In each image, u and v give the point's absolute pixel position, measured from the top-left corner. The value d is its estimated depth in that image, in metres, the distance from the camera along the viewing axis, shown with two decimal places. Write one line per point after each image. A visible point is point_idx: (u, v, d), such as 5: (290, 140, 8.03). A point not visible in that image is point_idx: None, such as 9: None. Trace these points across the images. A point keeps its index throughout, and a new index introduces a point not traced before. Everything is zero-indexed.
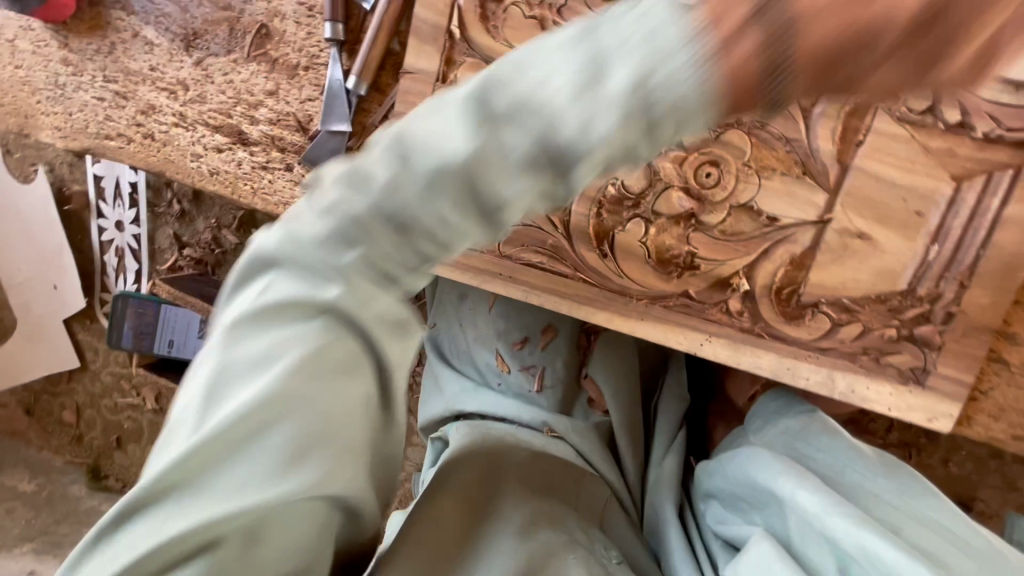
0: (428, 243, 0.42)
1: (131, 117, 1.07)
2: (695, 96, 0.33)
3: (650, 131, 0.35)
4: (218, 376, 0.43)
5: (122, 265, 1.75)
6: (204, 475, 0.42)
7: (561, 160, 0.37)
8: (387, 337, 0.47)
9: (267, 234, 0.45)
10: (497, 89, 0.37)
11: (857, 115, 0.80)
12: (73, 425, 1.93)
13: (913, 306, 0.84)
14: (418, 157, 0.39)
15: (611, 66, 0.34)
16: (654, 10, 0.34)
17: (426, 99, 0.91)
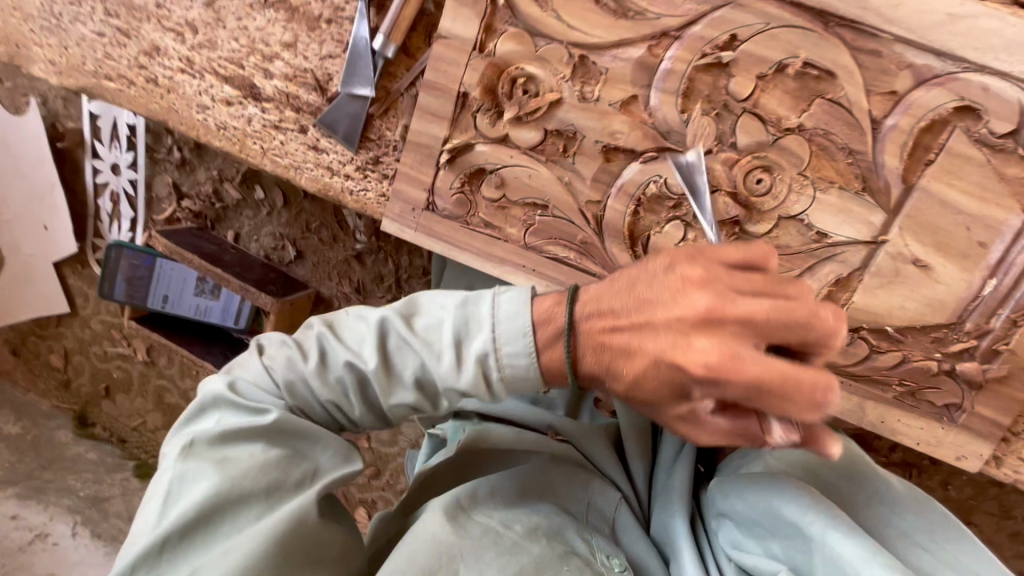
0: (405, 385, 0.70)
1: (132, 57, 0.99)
2: (529, 367, 0.66)
3: (500, 381, 0.67)
4: (196, 463, 0.67)
5: (118, 211, 1.68)
6: (199, 534, 0.64)
7: (432, 388, 0.71)
8: (297, 443, 0.72)
9: (213, 380, 0.74)
10: (419, 303, 0.73)
11: (932, 131, 0.73)
12: (61, 370, 1.88)
13: (959, 340, 0.79)
14: (361, 355, 0.71)
15: (475, 329, 0.67)
16: (498, 304, 0.68)
17: (460, 69, 0.83)
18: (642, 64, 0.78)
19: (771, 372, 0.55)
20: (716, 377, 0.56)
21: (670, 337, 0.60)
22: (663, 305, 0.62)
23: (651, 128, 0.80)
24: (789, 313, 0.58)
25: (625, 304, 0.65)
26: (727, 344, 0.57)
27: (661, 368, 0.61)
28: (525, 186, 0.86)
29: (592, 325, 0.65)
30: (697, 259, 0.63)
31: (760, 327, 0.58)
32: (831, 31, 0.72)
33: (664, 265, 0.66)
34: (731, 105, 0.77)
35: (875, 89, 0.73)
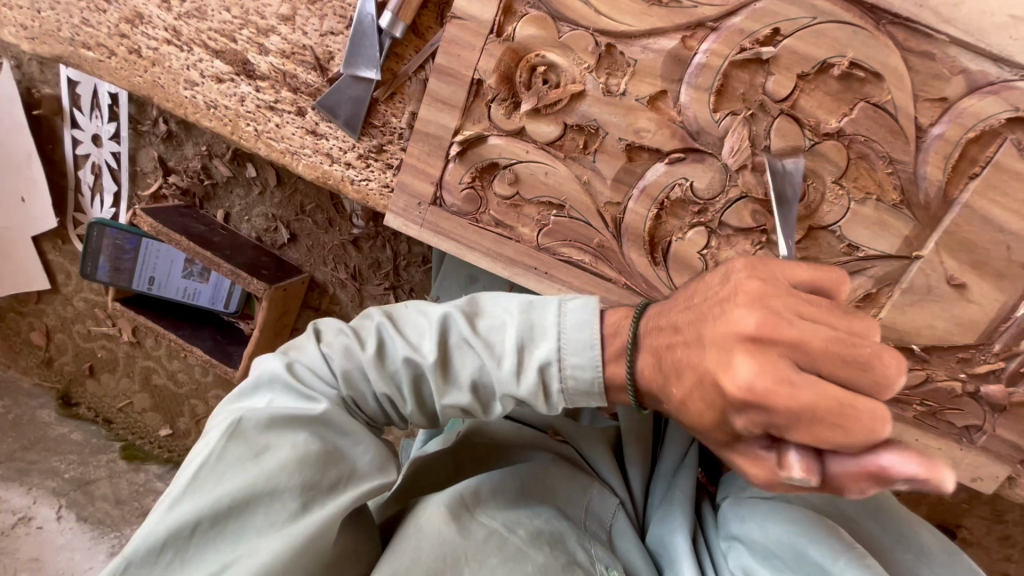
0: (456, 389, 0.68)
1: (113, 25, 0.90)
2: (592, 381, 0.64)
3: (559, 393, 0.65)
4: (239, 445, 0.64)
5: (100, 184, 1.59)
6: (233, 521, 0.61)
7: (486, 392, 0.68)
8: (340, 440, 0.69)
9: (270, 359, 0.72)
10: (483, 302, 0.71)
11: (980, 142, 0.68)
12: (43, 348, 1.82)
13: (986, 361, 0.76)
14: (421, 350, 0.69)
15: (540, 336, 0.65)
16: (564, 310, 0.66)
17: (475, 54, 0.76)
18: (674, 57, 0.72)
19: (825, 402, 0.44)
20: (762, 406, 0.46)
21: (713, 354, 0.50)
22: (707, 319, 0.52)
23: (680, 127, 0.74)
24: (852, 347, 0.47)
25: (685, 318, 0.57)
26: (778, 368, 0.46)
27: (705, 390, 0.52)
28: (540, 184, 0.81)
29: (652, 338, 0.60)
30: (755, 271, 0.53)
31: (816, 356, 0.47)
32: (881, 29, 0.67)
33: (720, 276, 0.56)
34: (767, 105, 0.72)
35: (923, 95, 0.68)
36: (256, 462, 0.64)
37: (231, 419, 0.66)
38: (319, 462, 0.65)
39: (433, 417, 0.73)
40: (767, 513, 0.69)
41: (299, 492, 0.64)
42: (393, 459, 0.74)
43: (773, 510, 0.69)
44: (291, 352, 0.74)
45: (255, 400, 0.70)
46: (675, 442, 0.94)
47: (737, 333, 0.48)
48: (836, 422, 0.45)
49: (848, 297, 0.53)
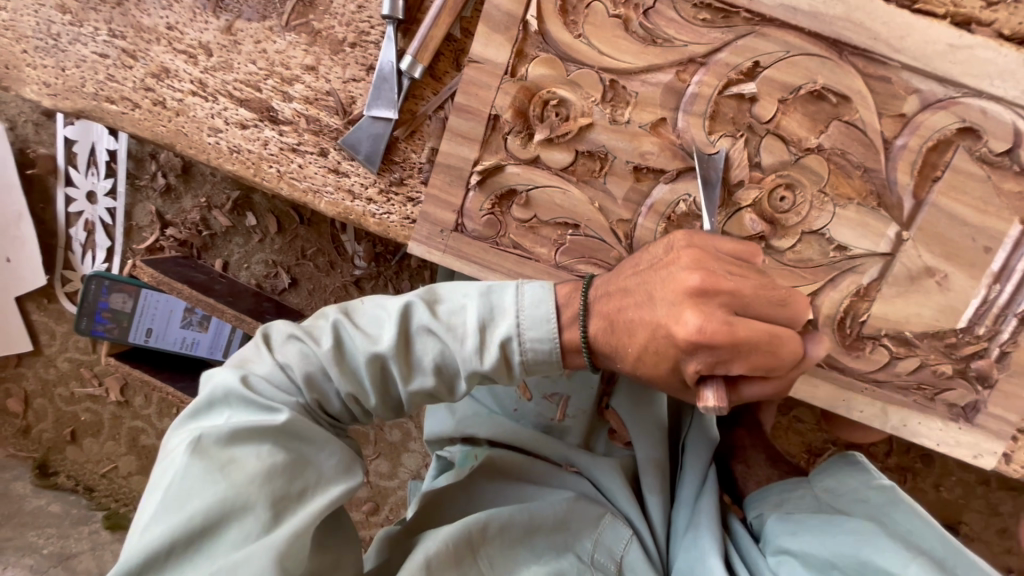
0: (423, 371, 0.70)
1: (140, 80, 0.94)
2: (552, 351, 0.68)
3: (521, 365, 0.69)
4: (202, 463, 0.62)
5: (92, 240, 1.58)
6: (206, 540, 0.60)
7: (450, 372, 0.70)
8: (307, 446, 0.68)
9: (222, 373, 0.70)
10: (437, 291, 0.72)
11: (938, 149, 0.79)
12: (20, 415, 1.72)
13: (970, 343, 0.84)
14: (379, 340, 0.70)
15: (501, 315, 0.68)
16: (520, 294, 0.69)
17: (492, 93, 0.84)
18: (670, 88, 0.82)
19: (757, 335, 0.60)
20: (711, 345, 0.60)
21: (664, 309, 0.62)
22: (656, 284, 0.64)
23: (679, 149, 0.83)
24: (771, 289, 0.63)
25: (632, 282, 0.67)
26: (718, 315, 0.60)
27: (659, 342, 0.63)
28: (555, 206, 0.87)
29: (600, 304, 0.68)
30: (692, 241, 0.66)
31: (750, 300, 0.61)
32: (845, 58, 0.78)
33: (664, 245, 0.68)
34: (755, 126, 0.81)
35: (885, 112, 0.79)
36: (222, 477, 0.62)
37: (191, 439, 0.64)
38: (285, 470, 0.64)
39: (397, 407, 0.74)
40: (818, 531, 0.76)
41: (269, 501, 0.62)
42: (359, 460, 0.74)
43: (825, 526, 0.76)
44: (244, 363, 0.71)
45: (211, 416, 0.68)
46: (692, 473, 0.98)
47: (687, 289, 0.61)
48: (770, 349, 0.61)
49: (761, 258, 0.67)
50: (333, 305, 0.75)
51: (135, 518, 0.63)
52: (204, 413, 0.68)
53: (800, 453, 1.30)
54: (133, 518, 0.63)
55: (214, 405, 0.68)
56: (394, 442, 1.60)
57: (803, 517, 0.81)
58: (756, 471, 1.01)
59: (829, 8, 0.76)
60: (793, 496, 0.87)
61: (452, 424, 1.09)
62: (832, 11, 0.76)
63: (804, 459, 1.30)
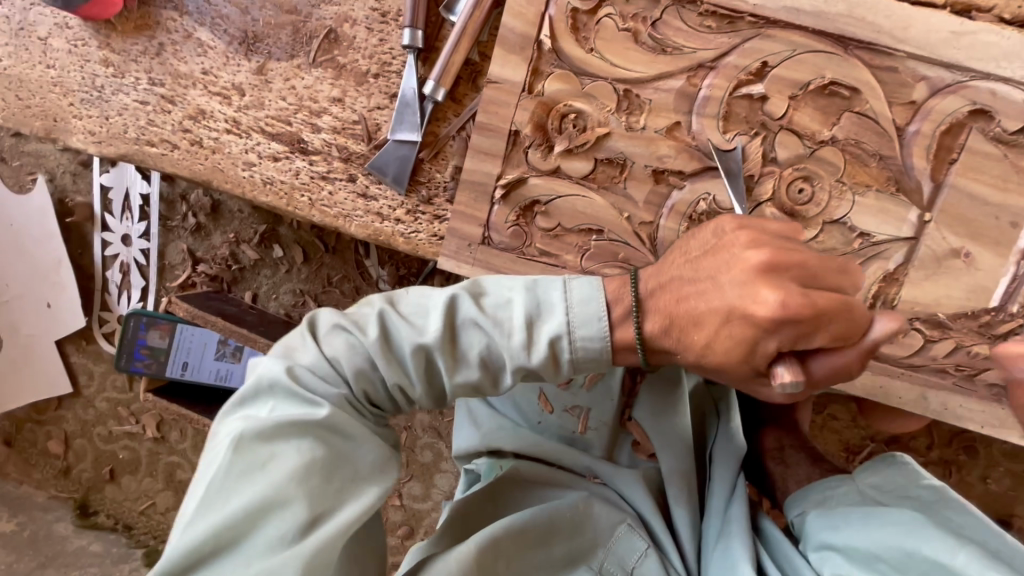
0: (469, 362, 0.70)
1: (178, 122, 1.00)
2: (602, 350, 0.68)
3: (570, 363, 0.68)
4: (243, 458, 0.64)
5: (127, 281, 1.64)
6: (247, 536, 0.62)
7: (497, 365, 0.70)
8: (345, 445, 0.69)
9: (265, 364, 0.71)
10: (485, 283, 0.72)
11: (952, 132, 0.81)
12: (60, 457, 1.76)
13: (1005, 321, 0.84)
14: (426, 331, 0.69)
15: (548, 312, 0.68)
16: (563, 291, 0.69)
17: (511, 109, 0.88)
18: (683, 93, 0.85)
19: (831, 302, 0.60)
20: (795, 319, 0.59)
21: (735, 291, 0.62)
22: (719, 269, 0.64)
23: (696, 150, 0.85)
24: (830, 260, 0.64)
25: (687, 270, 0.68)
26: (792, 289, 0.60)
27: (733, 326, 0.62)
28: (578, 213, 0.90)
29: (655, 299, 0.68)
30: (741, 222, 0.67)
31: (816, 270, 0.62)
32: (851, 52, 0.81)
33: (711, 229, 0.69)
34: (768, 123, 0.84)
35: (895, 101, 0.81)
36: (263, 474, 0.64)
37: (232, 432, 0.66)
38: (323, 469, 0.66)
39: (440, 399, 0.74)
40: (861, 524, 0.74)
41: (307, 501, 0.64)
42: (396, 458, 0.75)
43: (871, 520, 0.74)
44: (288, 353, 0.72)
45: (253, 407, 0.69)
46: (721, 481, 0.96)
47: (753, 268, 0.62)
48: (845, 318, 0.61)
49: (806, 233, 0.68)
50: (380, 295, 0.75)
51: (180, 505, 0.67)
52: (247, 403, 0.70)
53: (839, 452, 1.29)
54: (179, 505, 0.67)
55: (257, 396, 0.70)
56: (426, 463, 1.60)
57: (846, 511, 0.78)
58: (795, 471, 1.01)
59: (831, 6, 0.80)
60: (836, 492, 0.83)
61: (477, 439, 1.10)
62: (834, 9, 0.80)
63: (843, 457, 1.28)
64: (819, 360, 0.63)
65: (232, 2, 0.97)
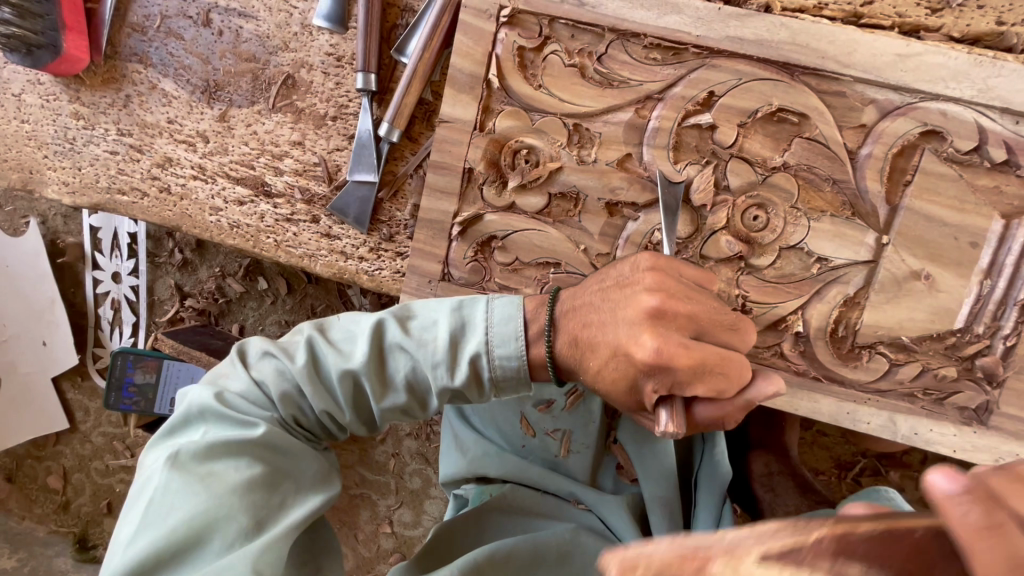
0: (394, 386, 0.73)
1: (147, 170, 1.03)
2: (520, 367, 0.70)
3: (492, 381, 0.71)
4: (181, 475, 0.67)
5: (119, 318, 1.67)
6: (189, 550, 0.64)
7: (422, 387, 0.73)
8: (284, 460, 0.72)
9: (198, 391, 0.74)
10: (409, 309, 0.75)
11: (905, 154, 0.80)
12: (59, 491, 1.78)
13: (972, 343, 0.82)
14: (352, 355, 0.73)
15: (471, 331, 0.70)
16: (486, 311, 0.71)
17: (463, 148, 0.89)
18: (632, 125, 0.85)
19: (709, 356, 0.61)
20: (668, 368, 0.60)
21: (626, 331, 0.63)
22: (619, 305, 0.65)
23: (647, 181, 0.85)
24: (724, 316, 0.65)
25: (599, 297, 0.68)
26: (675, 339, 0.61)
27: (619, 361, 0.63)
28: (534, 247, 0.90)
29: (570, 317, 0.69)
30: (659, 261, 0.67)
31: (705, 324, 0.63)
32: (797, 79, 0.80)
33: (631, 262, 0.69)
34: (719, 152, 0.83)
35: (845, 125, 0.81)
36: (201, 488, 0.66)
37: (169, 455, 0.68)
38: (263, 481, 0.69)
39: (371, 421, 0.77)
40: None
41: (248, 510, 0.67)
42: (336, 474, 0.79)
43: None
44: (218, 381, 0.75)
45: (188, 432, 0.72)
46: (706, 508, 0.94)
47: (645, 312, 0.62)
48: (722, 372, 0.62)
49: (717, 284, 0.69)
50: (308, 321, 0.78)
51: (117, 532, 0.68)
52: (181, 430, 0.72)
53: (829, 470, 1.26)
54: (116, 532, 0.68)
55: (191, 422, 0.72)
56: (415, 489, 1.60)
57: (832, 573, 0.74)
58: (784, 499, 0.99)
59: (774, 35, 0.80)
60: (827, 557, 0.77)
61: (464, 464, 1.08)
62: (777, 37, 0.79)
63: (833, 476, 1.26)
64: (702, 409, 0.65)
65: (194, 53, 0.99)
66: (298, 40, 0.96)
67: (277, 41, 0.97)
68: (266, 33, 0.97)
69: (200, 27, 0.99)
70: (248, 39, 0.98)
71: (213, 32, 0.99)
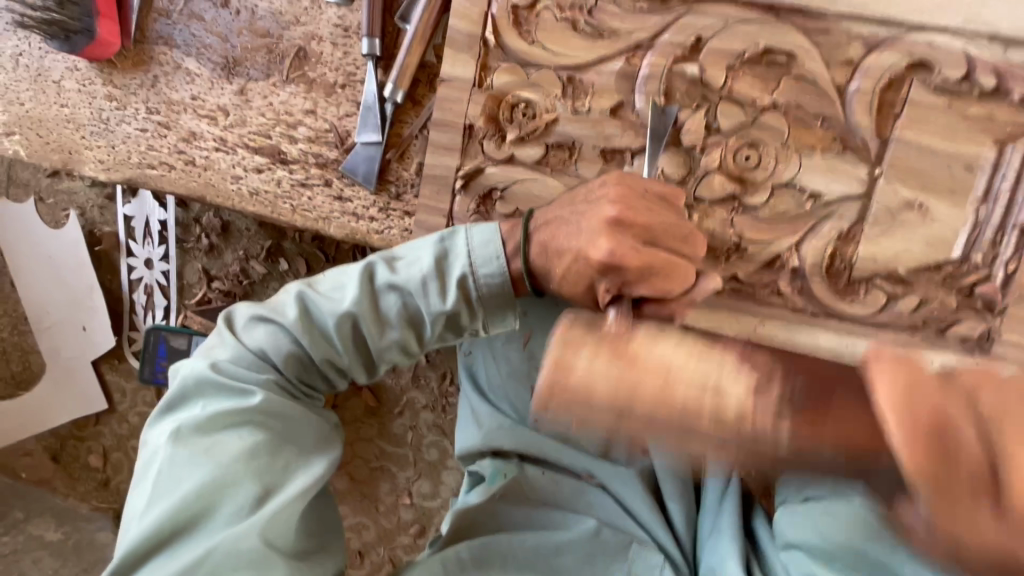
0: (388, 327, 0.78)
1: (173, 145, 1.10)
2: (505, 283, 0.77)
3: (480, 301, 0.77)
4: (187, 448, 0.71)
5: (151, 302, 1.76)
6: (202, 515, 0.69)
7: (416, 324, 0.79)
8: (286, 423, 0.77)
9: (192, 365, 0.77)
10: (391, 259, 0.80)
11: (894, 87, 0.81)
12: (99, 470, 1.88)
13: (970, 272, 0.82)
14: (344, 300, 0.77)
15: (456, 260, 0.77)
16: (467, 242, 0.77)
17: (463, 104, 0.93)
18: (624, 74, 0.89)
19: (656, 258, 0.67)
20: (620, 265, 0.67)
21: (585, 238, 0.70)
22: (584, 214, 0.72)
23: (641, 127, 0.89)
24: (679, 227, 0.70)
25: (566, 211, 0.75)
26: (629, 243, 0.68)
27: (579, 265, 0.70)
28: (533, 197, 0.93)
29: (539, 232, 0.75)
30: (624, 179, 0.73)
31: (659, 233, 0.69)
32: (782, 20, 0.83)
33: (599, 183, 0.75)
34: (708, 95, 0.86)
35: (833, 61, 0.83)
36: (209, 457, 0.71)
37: (174, 430, 0.72)
38: (267, 445, 0.73)
39: (370, 363, 0.82)
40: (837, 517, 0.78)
41: (254, 473, 0.71)
42: (336, 432, 0.84)
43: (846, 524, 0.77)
44: (210, 352, 0.79)
45: (185, 407, 0.75)
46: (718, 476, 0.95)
47: (606, 220, 0.69)
48: (669, 274, 0.68)
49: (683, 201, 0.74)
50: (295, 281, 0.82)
51: (128, 510, 0.72)
52: (178, 405, 0.76)
53: None
54: (128, 510, 0.72)
55: (186, 396, 0.76)
56: (433, 461, 1.64)
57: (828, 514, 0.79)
58: None
59: None
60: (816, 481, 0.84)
61: (479, 438, 1.06)
62: None
63: None
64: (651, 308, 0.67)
65: (214, 32, 1.07)
66: (309, 14, 1.03)
67: (289, 17, 1.04)
68: (280, 10, 1.04)
69: (219, 8, 1.07)
70: (263, 16, 1.05)
71: (231, 13, 1.07)
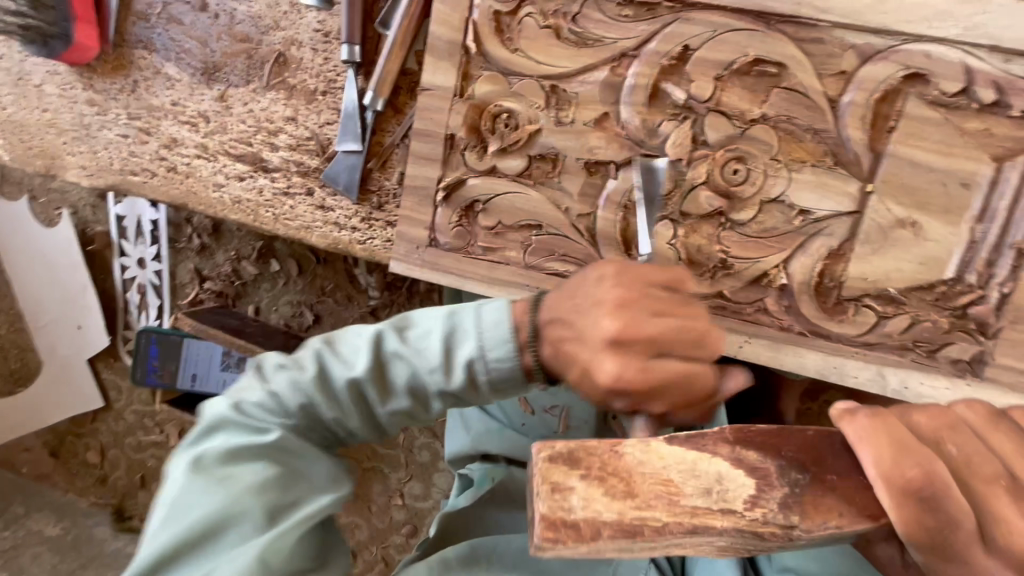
0: (398, 390, 0.74)
1: (155, 152, 1.09)
2: (515, 370, 0.69)
3: (489, 384, 0.70)
4: (202, 477, 0.68)
5: (144, 302, 1.77)
6: (208, 546, 0.65)
7: (423, 394, 0.74)
8: (300, 464, 0.73)
9: (217, 402, 0.75)
10: (405, 321, 0.75)
11: (888, 99, 0.78)
12: (98, 466, 1.91)
13: (963, 293, 0.80)
14: (354, 365, 0.73)
15: (463, 338, 0.70)
16: (481, 312, 0.70)
17: (444, 114, 0.91)
18: (608, 84, 0.86)
19: (672, 374, 0.60)
20: (629, 387, 0.61)
21: (588, 355, 0.63)
22: (586, 319, 0.64)
23: (626, 139, 0.86)
24: (689, 330, 0.62)
25: (564, 309, 0.67)
26: (636, 361, 0.61)
27: (588, 379, 0.65)
28: (516, 210, 0.91)
29: (548, 330, 0.68)
30: (621, 276, 0.65)
31: (669, 343, 0.61)
32: (773, 28, 0.80)
33: (595, 278, 0.67)
34: (696, 106, 0.83)
35: (825, 72, 0.79)
36: (220, 487, 0.67)
37: (193, 459, 0.70)
38: (279, 480, 0.70)
39: (377, 425, 0.78)
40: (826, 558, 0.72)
41: (264, 510, 0.67)
42: (349, 479, 0.79)
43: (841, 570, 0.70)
44: (240, 391, 0.77)
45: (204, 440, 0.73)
46: None
47: (606, 335, 0.61)
48: (683, 387, 0.61)
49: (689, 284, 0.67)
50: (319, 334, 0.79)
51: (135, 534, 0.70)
52: (201, 436, 0.74)
53: None
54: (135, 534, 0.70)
55: (209, 429, 0.73)
56: (424, 463, 1.65)
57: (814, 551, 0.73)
58: None
59: None
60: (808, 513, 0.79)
61: (467, 440, 1.07)
62: None
63: None
64: None
65: (193, 36, 1.05)
66: (289, 18, 1.01)
67: (268, 21, 1.01)
68: (259, 13, 1.02)
69: (197, 12, 1.04)
70: (242, 20, 1.03)
71: (210, 16, 1.04)
